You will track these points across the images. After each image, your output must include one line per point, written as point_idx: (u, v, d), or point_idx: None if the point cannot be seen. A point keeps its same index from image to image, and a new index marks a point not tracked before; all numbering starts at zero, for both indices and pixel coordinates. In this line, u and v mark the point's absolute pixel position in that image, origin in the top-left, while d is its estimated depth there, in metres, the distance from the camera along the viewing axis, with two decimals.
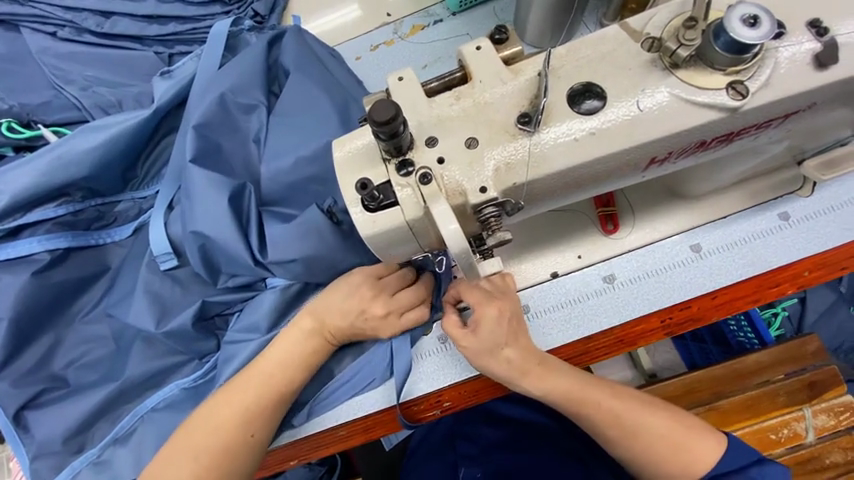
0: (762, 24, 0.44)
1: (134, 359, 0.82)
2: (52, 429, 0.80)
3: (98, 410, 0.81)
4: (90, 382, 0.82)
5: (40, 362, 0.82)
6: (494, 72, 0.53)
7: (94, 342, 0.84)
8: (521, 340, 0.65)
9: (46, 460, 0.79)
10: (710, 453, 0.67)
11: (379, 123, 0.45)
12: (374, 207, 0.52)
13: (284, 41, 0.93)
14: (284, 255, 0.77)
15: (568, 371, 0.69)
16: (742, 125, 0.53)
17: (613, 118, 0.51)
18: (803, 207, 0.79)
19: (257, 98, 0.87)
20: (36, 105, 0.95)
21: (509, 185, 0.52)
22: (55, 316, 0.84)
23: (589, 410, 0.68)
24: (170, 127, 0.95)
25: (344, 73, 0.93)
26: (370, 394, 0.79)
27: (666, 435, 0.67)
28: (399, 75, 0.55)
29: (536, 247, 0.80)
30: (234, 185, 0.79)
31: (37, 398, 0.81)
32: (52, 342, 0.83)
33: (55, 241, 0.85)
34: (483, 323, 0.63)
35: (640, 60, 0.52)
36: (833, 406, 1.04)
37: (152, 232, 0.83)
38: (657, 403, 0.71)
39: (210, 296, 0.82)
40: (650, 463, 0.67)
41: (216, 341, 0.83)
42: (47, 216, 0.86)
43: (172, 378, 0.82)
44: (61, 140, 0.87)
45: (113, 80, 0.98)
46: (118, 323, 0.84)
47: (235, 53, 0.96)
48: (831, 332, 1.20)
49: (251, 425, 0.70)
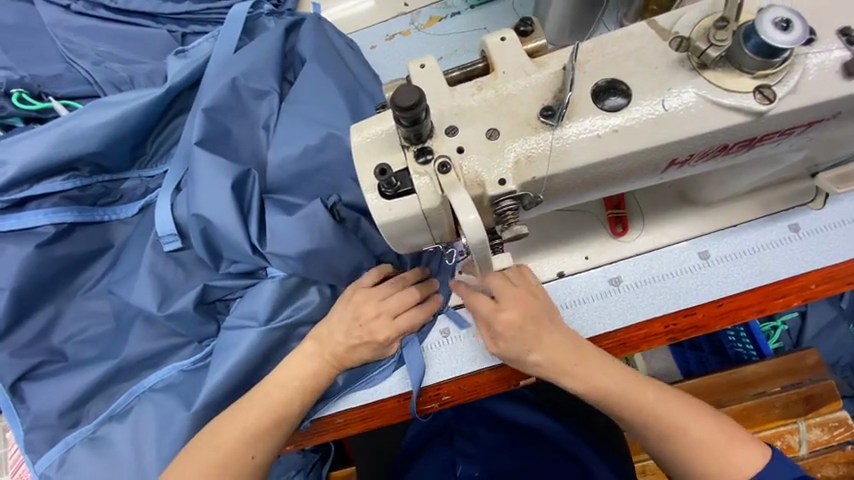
0: (795, 28, 0.44)
1: (134, 338, 0.82)
2: (49, 402, 0.80)
3: (95, 387, 0.81)
4: (88, 358, 0.83)
5: (39, 336, 0.82)
6: (518, 64, 0.53)
7: (95, 319, 0.84)
8: (545, 342, 0.67)
9: (40, 432, 0.79)
10: (751, 459, 0.64)
11: (402, 108, 0.44)
12: (391, 194, 0.51)
13: (303, 27, 0.93)
14: (289, 244, 0.77)
15: (609, 366, 0.69)
16: (764, 131, 0.53)
17: (636, 117, 0.50)
18: (815, 219, 0.78)
19: (271, 84, 0.86)
20: (47, 77, 0.94)
21: (528, 179, 0.51)
22: (56, 290, 0.84)
23: (626, 410, 0.68)
24: (182, 107, 0.94)
25: (360, 63, 0.93)
26: (373, 386, 0.80)
27: (704, 440, 0.66)
28: (421, 62, 0.55)
29: (549, 250, 0.80)
30: (237, 171, 0.79)
31: (35, 370, 0.82)
32: (52, 315, 0.83)
33: (60, 215, 0.84)
34: (503, 332, 0.67)
35: (667, 59, 0.51)
36: (828, 421, 1.04)
37: (158, 212, 0.83)
38: (703, 408, 0.69)
39: (212, 280, 0.82)
40: (682, 465, 0.66)
41: (217, 326, 0.83)
42: (53, 189, 0.86)
43: (170, 359, 0.82)
44: (71, 115, 0.86)
45: (126, 56, 0.97)
46: (119, 301, 0.84)
47: (252, 37, 0.96)
48: (830, 347, 1.20)
49: (254, 446, 0.71)
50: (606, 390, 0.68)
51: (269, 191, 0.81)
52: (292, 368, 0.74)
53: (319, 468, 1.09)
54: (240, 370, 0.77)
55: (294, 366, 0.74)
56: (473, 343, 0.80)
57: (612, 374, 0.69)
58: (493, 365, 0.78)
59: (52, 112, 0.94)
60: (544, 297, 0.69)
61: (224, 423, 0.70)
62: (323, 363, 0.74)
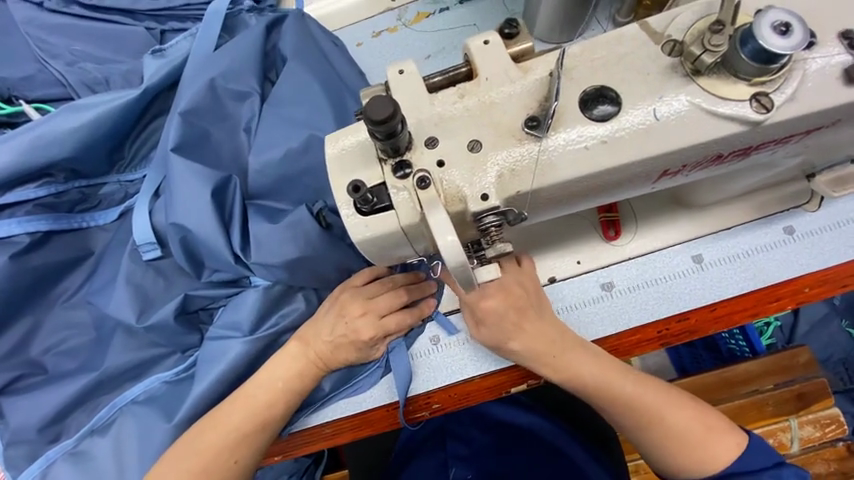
0: (795, 33, 0.42)
1: (114, 349, 0.79)
2: (28, 417, 0.77)
3: (75, 401, 0.78)
4: (68, 370, 0.80)
5: (16, 348, 0.80)
6: (502, 70, 0.50)
7: (74, 330, 0.81)
8: (524, 330, 0.66)
9: (19, 448, 0.77)
10: (727, 453, 0.64)
11: (375, 122, 0.42)
12: (367, 210, 0.49)
13: (284, 24, 0.89)
14: (272, 253, 0.74)
15: (593, 359, 0.68)
16: (761, 140, 0.51)
17: (626, 126, 0.48)
18: (809, 221, 0.77)
19: (250, 85, 0.83)
20: (18, 79, 0.90)
21: (511, 194, 0.49)
22: (32, 301, 0.81)
23: (609, 401, 0.67)
24: (160, 109, 0.90)
25: (344, 61, 0.89)
26: (362, 395, 0.78)
27: (681, 431, 0.65)
28: (400, 67, 0.52)
29: (546, 250, 0.78)
30: (217, 177, 0.76)
31: (14, 383, 0.79)
32: (30, 326, 0.81)
33: (34, 223, 0.81)
34: (485, 318, 0.66)
35: (660, 65, 0.49)
36: (819, 418, 1.04)
37: (136, 219, 0.80)
38: (683, 398, 0.68)
39: (195, 290, 0.79)
40: (660, 454, 0.66)
41: (200, 336, 0.80)
42: (26, 197, 0.82)
43: (154, 370, 0.80)
44: (43, 119, 0.82)
45: (101, 56, 0.93)
46: (98, 312, 0.81)
47: (233, 35, 0.92)
48: (821, 343, 1.19)
49: (236, 452, 0.69)
50: (592, 378, 0.67)
51: (253, 197, 0.78)
52: (275, 368, 0.72)
53: (311, 472, 1.07)
54: (225, 380, 0.75)
55: (278, 366, 0.72)
56: (462, 350, 0.78)
57: (602, 365, 0.68)
58: (483, 372, 0.77)
59: (24, 115, 0.91)
60: (534, 290, 0.68)
61: (205, 438, 0.68)
62: (309, 363, 0.72)
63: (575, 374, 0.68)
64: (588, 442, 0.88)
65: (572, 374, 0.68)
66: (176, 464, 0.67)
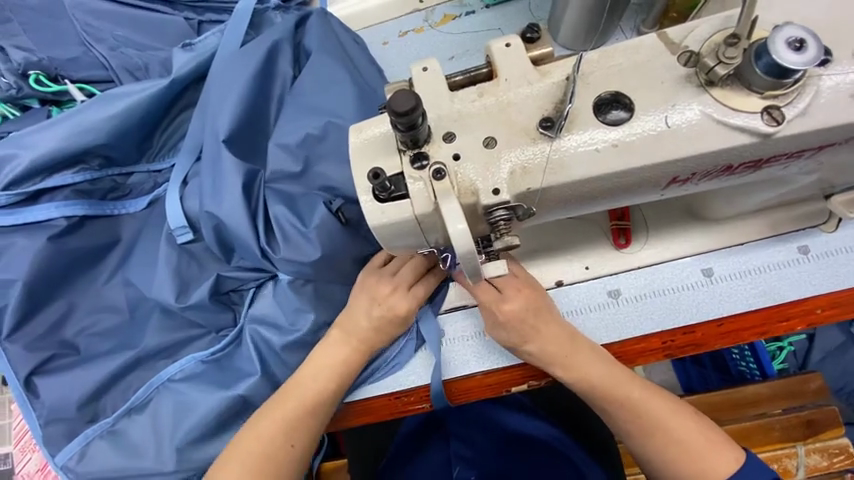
0: (808, 49, 0.43)
1: (151, 329, 0.82)
2: (63, 396, 0.79)
3: (109, 380, 0.80)
4: (104, 351, 0.82)
5: (51, 329, 0.82)
6: (520, 72, 0.52)
7: (106, 313, 0.83)
8: (539, 334, 0.68)
9: (57, 426, 0.79)
10: (731, 463, 0.64)
11: (398, 113, 0.44)
12: (385, 197, 0.51)
13: (310, 22, 0.92)
14: (302, 250, 0.77)
15: (598, 360, 0.69)
16: (771, 153, 0.51)
17: (638, 132, 0.49)
18: (826, 242, 0.76)
19: (281, 77, 0.87)
20: (64, 60, 0.97)
21: (523, 190, 0.51)
22: (68, 282, 0.84)
23: (611, 405, 0.68)
24: (188, 102, 0.95)
25: (366, 61, 0.91)
26: (380, 383, 0.79)
27: (682, 441, 0.65)
28: (424, 65, 0.54)
29: (522, 260, 0.80)
30: (245, 173, 0.79)
31: (47, 363, 0.81)
32: (66, 307, 0.83)
33: (70, 208, 0.84)
34: (503, 323, 0.68)
35: (675, 74, 0.50)
36: (828, 447, 1.02)
37: (169, 206, 0.83)
38: (686, 409, 0.68)
39: (225, 272, 0.82)
40: (663, 464, 0.66)
41: (233, 315, 0.83)
42: (65, 183, 0.86)
43: (186, 351, 0.81)
44: (80, 108, 0.88)
45: (141, 43, 0.98)
46: (135, 293, 0.83)
47: (258, 32, 0.96)
48: (837, 372, 1.17)
49: (292, 435, 0.70)
50: (597, 383, 0.68)
51: (268, 180, 0.80)
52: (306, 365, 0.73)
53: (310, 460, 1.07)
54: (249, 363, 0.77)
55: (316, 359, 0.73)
56: (467, 347, 0.79)
57: (605, 367, 0.69)
58: (486, 369, 0.78)
59: (68, 94, 0.97)
60: (540, 297, 0.71)
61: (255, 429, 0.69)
62: (354, 351, 0.74)
63: (572, 378, 0.69)
64: (588, 444, 0.90)
65: (571, 379, 0.69)
66: (240, 448, 0.68)
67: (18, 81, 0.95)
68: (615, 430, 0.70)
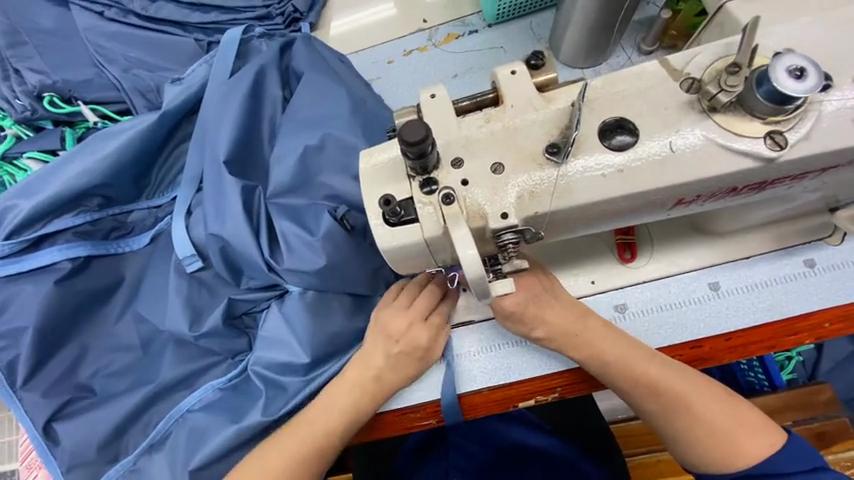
0: (809, 77, 0.44)
1: (166, 363, 0.82)
2: (81, 440, 0.78)
3: (128, 419, 0.80)
4: (119, 391, 0.82)
5: (66, 373, 0.82)
6: (526, 98, 0.53)
7: (121, 351, 0.84)
8: (548, 320, 0.69)
9: (81, 470, 0.78)
10: (762, 448, 0.63)
11: (409, 143, 0.45)
12: (395, 221, 0.52)
13: (295, 47, 0.94)
14: (301, 262, 0.77)
15: (613, 340, 0.69)
16: (775, 176, 0.52)
17: (642, 157, 0.50)
18: (831, 256, 0.76)
19: (274, 94, 0.89)
20: (77, 82, 0.99)
21: (531, 214, 0.52)
22: (82, 319, 0.85)
23: (631, 385, 0.68)
24: (184, 134, 0.97)
25: (352, 75, 0.93)
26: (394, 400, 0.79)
27: (710, 422, 0.65)
28: (432, 91, 0.56)
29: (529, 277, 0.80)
30: (245, 189, 0.81)
31: (63, 408, 0.80)
32: (78, 350, 0.83)
33: (74, 249, 0.85)
34: (509, 314, 0.68)
35: (678, 101, 0.51)
36: (840, 460, 0.99)
37: (177, 237, 0.85)
38: (715, 390, 0.67)
39: (236, 295, 0.83)
40: (689, 445, 0.65)
41: (248, 340, 0.83)
42: (65, 226, 0.87)
43: (205, 380, 0.81)
44: (76, 154, 0.90)
45: (152, 64, 1.00)
46: (148, 330, 0.84)
47: (245, 60, 0.96)
48: (848, 382, 1.15)
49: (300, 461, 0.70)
50: (614, 363, 0.68)
51: (269, 196, 0.81)
52: (328, 397, 0.73)
53: None
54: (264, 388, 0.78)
55: (333, 394, 0.73)
56: (475, 363, 0.79)
57: (621, 349, 0.68)
58: (493, 385, 0.77)
59: (81, 114, 1.00)
60: (539, 278, 0.71)
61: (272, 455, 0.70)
62: (374, 385, 0.73)
63: (585, 356, 0.70)
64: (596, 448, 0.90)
65: (583, 357, 0.70)
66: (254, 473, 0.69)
67: (32, 103, 0.98)
68: (636, 409, 0.70)
